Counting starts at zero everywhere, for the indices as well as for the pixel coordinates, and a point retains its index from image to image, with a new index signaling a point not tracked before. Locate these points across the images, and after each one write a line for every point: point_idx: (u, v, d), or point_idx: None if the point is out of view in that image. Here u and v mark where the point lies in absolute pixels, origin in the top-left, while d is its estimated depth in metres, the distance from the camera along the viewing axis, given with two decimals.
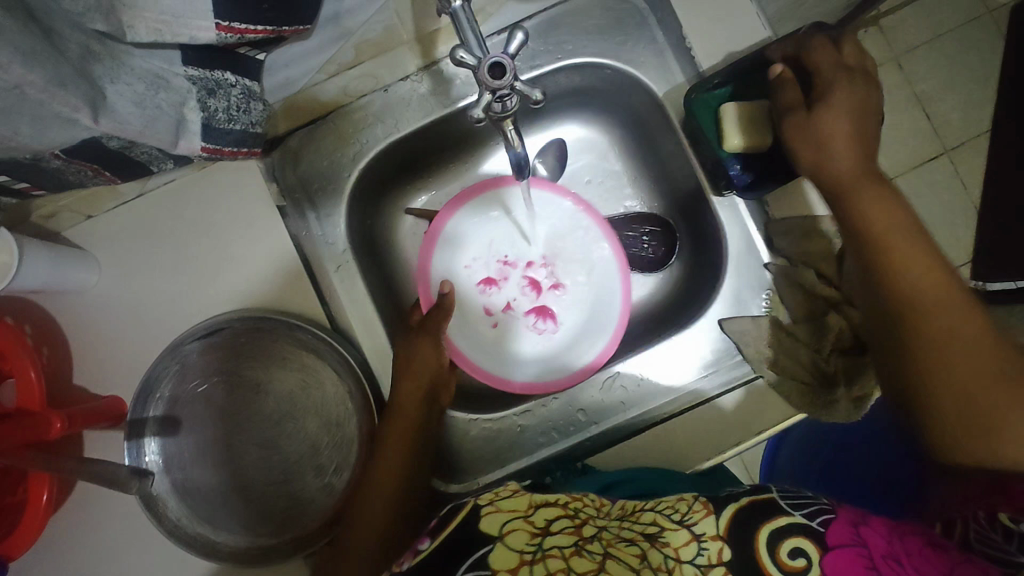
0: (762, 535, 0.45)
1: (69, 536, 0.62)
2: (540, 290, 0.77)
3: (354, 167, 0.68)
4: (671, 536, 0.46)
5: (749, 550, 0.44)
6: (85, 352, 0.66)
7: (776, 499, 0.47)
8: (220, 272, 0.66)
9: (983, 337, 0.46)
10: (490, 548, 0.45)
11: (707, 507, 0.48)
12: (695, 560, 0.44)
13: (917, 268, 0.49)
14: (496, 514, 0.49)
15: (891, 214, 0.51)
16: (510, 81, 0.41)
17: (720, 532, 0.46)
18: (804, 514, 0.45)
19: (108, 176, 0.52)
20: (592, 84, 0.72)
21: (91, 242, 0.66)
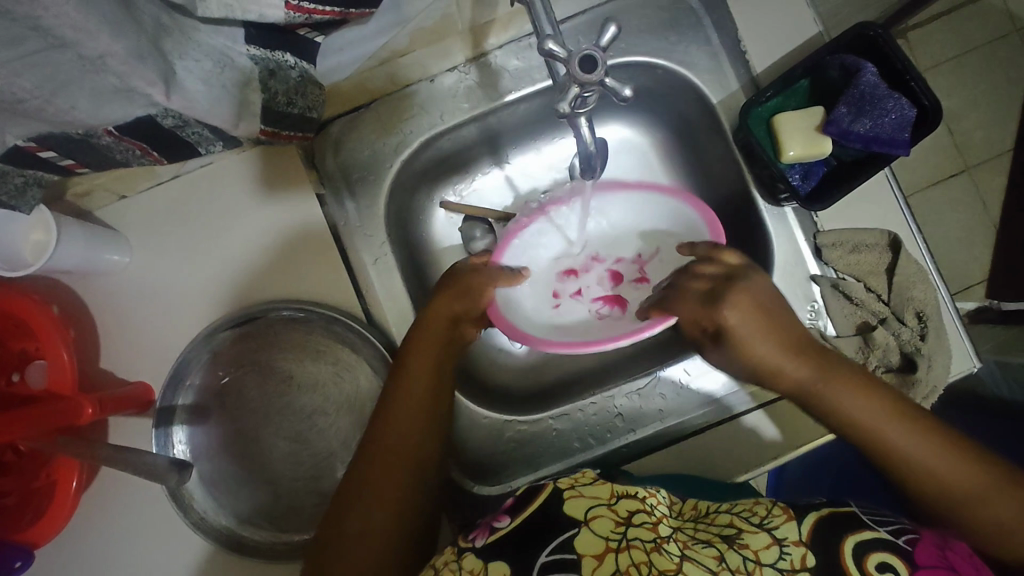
0: (848, 546, 0.46)
1: (91, 525, 0.61)
2: (620, 281, 0.71)
3: (397, 157, 0.67)
4: (750, 539, 0.47)
5: (835, 560, 0.45)
6: (112, 336, 0.64)
7: (857, 513, 0.48)
8: (256, 261, 0.64)
9: (946, 463, 0.49)
10: (575, 532, 0.47)
11: (787, 512, 0.49)
12: (776, 564, 0.46)
13: (857, 402, 0.51)
14: (580, 499, 0.49)
15: (874, 408, 0.51)
16: (600, 76, 0.39)
17: (802, 538, 0.47)
18: (890, 531, 0.47)
19: (155, 156, 0.50)
20: (641, 83, 0.70)
21: (123, 224, 0.64)
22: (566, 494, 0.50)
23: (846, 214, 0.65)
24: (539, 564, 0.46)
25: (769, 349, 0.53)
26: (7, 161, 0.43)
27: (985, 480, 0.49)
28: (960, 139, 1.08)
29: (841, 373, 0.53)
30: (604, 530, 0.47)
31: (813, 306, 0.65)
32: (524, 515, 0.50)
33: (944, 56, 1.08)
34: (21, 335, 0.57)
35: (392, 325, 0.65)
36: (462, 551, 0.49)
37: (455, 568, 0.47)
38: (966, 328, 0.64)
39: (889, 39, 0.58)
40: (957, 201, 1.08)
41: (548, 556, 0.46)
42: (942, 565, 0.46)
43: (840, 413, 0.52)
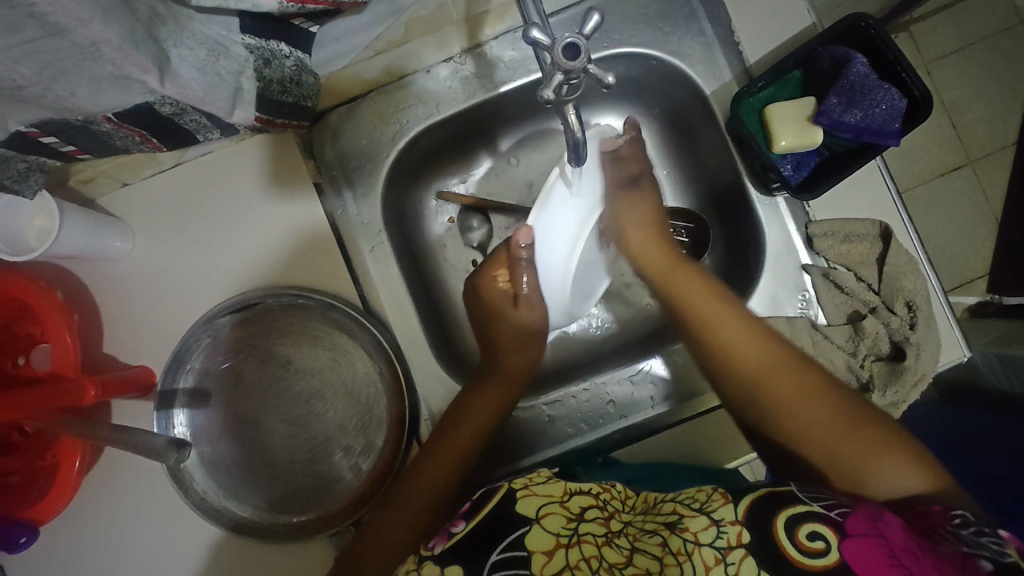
0: (781, 520, 0.44)
1: (95, 504, 0.62)
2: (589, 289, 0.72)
3: (393, 147, 0.68)
4: (691, 521, 0.47)
5: (768, 536, 0.44)
6: (115, 321, 0.65)
7: (794, 491, 0.47)
8: (255, 248, 0.66)
9: (804, 399, 0.52)
10: (526, 531, 0.49)
11: (725, 496, 0.48)
12: (715, 543, 0.45)
13: (729, 329, 0.57)
14: (532, 498, 0.51)
15: (742, 333, 0.57)
16: (584, 63, 0.40)
17: (739, 517, 0.46)
18: (821, 505, 0.45)
19: (154, 143, 0.51)
20: (635, 74, 0.70)
21: (125, 211, 0.65)
22: (520, 493, 0.52)
23: (838, 205, 0.66)
24: (489, 561, 0.47)
25: (689, 291, 0.61)
26: (10, 146, 0.44)
27: (837, 416, 0.51)
28: (963, 133, 1.07)
29: (726, 304, 0.59)
30: (555, 526, 0.49)
31: (804, 296, 0.66)
32: (481, 516, 0.51)
33: (947, 49, 1.07)
34: (27, 319, 0.59)
35: (388, 312, 0.66)
36: (422, 560, 0.49)
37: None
38: (956, 318, 0.65)
39: (881, 30, 0.58)
40: (959, 195, 1.08)
41: (499, 555, 0.47)
42: (871, 535, 0.42)
43: (716, 334, 0.58)
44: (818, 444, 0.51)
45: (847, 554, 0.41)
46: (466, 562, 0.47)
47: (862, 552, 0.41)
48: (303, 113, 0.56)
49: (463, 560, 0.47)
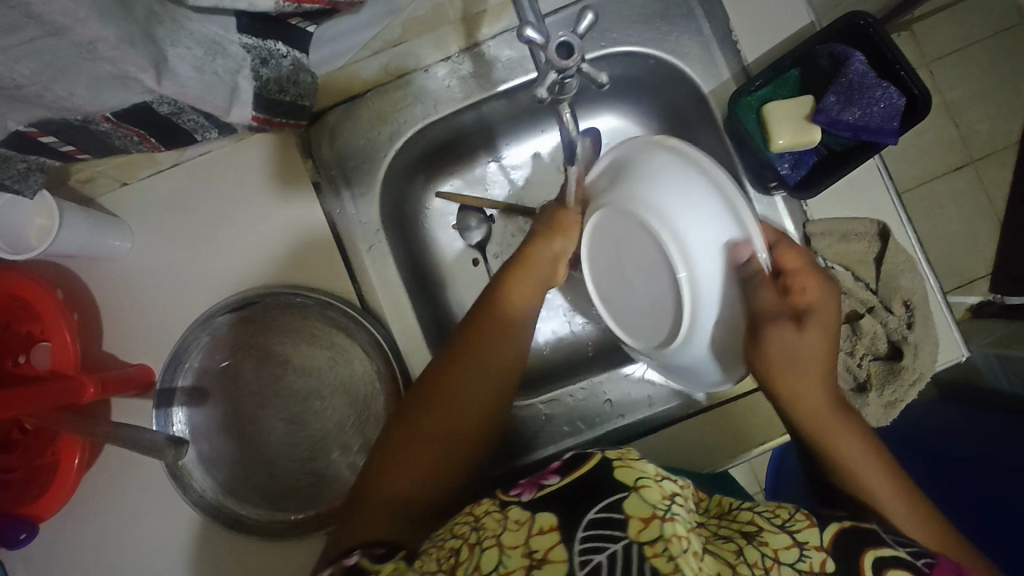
0: (869, 559, 0.43)
1: (95, 503, 0.63)
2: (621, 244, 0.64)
3: (392, 146, 0.68)
4: (771, 537, 0.45)
5: (853, 564, 0.43)
6: (114, 320, 0.66)
7: (879, 532, 0.47)
8: (254, 249, 0.66)
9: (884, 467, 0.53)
10: (624, 495, 0.41)
11: (810, 518, 0.47)
12: (795, 564, 0.43)
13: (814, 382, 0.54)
14: (627, 467, 0.43)
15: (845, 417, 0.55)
16: (577, 62, 0.40)
17: (823, 544, 0.44)
18: (908, 551, 0.45)
19: (153, 143, 0.51)
20: (634, 74, 0.70)
21: (124, 211, 0.66)
22: (617, 461, 0.44)
23: (837, 204, 0.66)
24: (585, 519, 0.40)
25: (817, 349, 0.54)
26: (9, 145, 0.45)
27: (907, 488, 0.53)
28: (964, 132, 1.07)
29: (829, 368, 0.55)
30: (653, 498, 0.41)
31: None
32: (573, 475, 0.44)
33: (948, 49, 1.07)
34: (27, 318, 0.59)
35: (385, 311, 0.67)
36: (506, 503, 0.44)
37: (497, 517, 0.43)
38: (955, 318, 0.65)
39: (880, 28, 0.58)
40: (960, 194, 1.07)
41: (596, 513, 0.40)
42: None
43: (822, 425, 0.54)
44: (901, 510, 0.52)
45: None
46: (563, 513, 0.41)
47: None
48: (302, 111, 0.56)
49: (559, 511, 0.41)
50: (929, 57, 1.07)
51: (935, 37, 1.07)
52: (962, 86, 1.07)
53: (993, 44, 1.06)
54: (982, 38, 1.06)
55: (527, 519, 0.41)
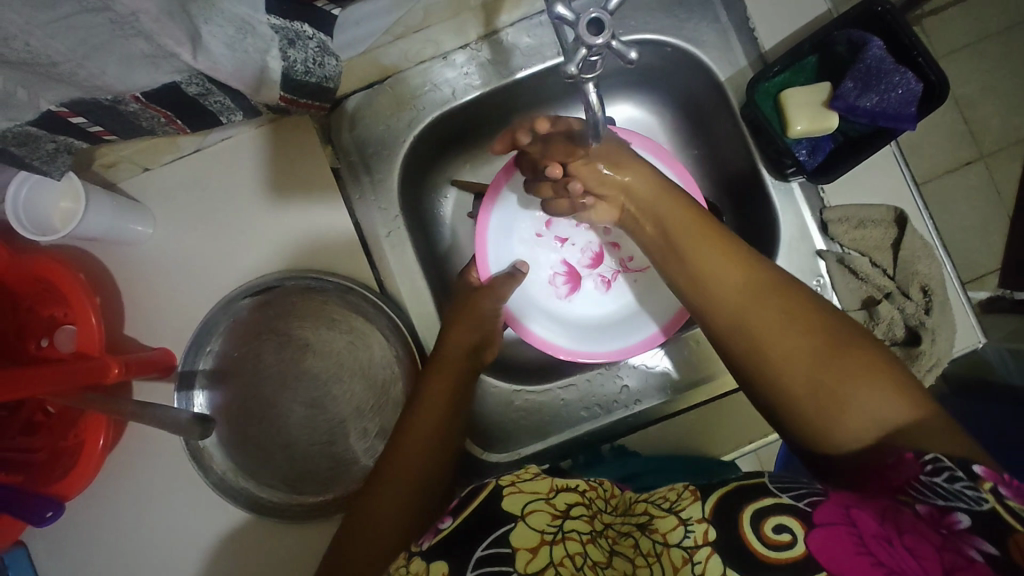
0: (747, 516, 0.42)
1: (115, 484, 0.63)
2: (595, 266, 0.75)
3: (410, 133, 0.69)
4: (660, 522, 0.45)
5: (735, 533, 0.42)
6: (136, 304, 0.66)
7: (765, 483, 0.44)
8: (272, 234, 0.66)
9: (814, 332, 0.47)
10: (512, 526, 0.46)
11: (694, 493, 0.45)
12: (682, 543, 0.43)
13: (717, 267, 0.52)
14: (518, 494, 0.48)
15: (737, 267, 0.51)
16: (607, 40, 0.40)
17: (705, 515, 0.43)
18: (791, 496, 0.42)
19: (179, 125, 0.52)
20: (650, 62, 0.71)
21: (146, 196, 0.66)
22: (507, 489, 0.49)
23: (852, 191, 0.66)
24: (474, 558, 0.44)
25: (716, 260, 0.52)
26: (40, 125, 0.46)
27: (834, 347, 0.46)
28: (976, 126, 1.07)
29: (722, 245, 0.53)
30: (540, 523, 0.46)
31: (819, 281, 0.66)
32: (466, 514, 0.48)
33: (962, 42, 1.07)
34: (51, 301, 0.60)
35: (404, 296, 0.67)
36: (410, 557, 0.47)
37: (403, 572, 0.45)
38: (972, 304, 0.65)
39: (897, 15, 0.58)
40: (971, 189, 1.07)
41: (484, 550, 0.44)
42: (842, 524, 0.40)
43: (714, 281, 0.52)
44: (808, 377, 0.46)
45: (815, 548, 0.39)
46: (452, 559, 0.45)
47: (828, 542, 0.39)
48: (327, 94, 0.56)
49: (451, 559, 0.45)
50: (941, 51, 1.07)
51: (948, 32, 1.07)
52: (975, 80, 1.07)
53: (1008, 38, 1.06)
54: (995, 33, 1.06)
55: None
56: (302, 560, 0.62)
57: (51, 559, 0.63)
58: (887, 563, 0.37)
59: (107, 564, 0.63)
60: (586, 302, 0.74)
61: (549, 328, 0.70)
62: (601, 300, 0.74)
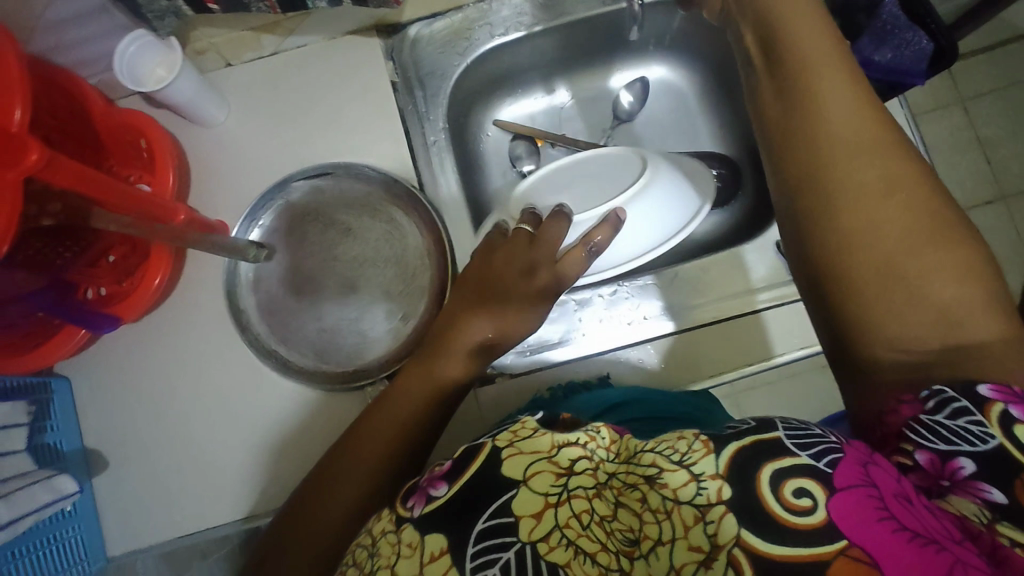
0: (767, 476, 0.38)
1: (159, 336, 0.69)
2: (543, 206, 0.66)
3: (463, 60, 0.77)
4: (668, 476, 0.40)
5: (751, 491, 0.38)
6: (200, 180, 0.73)
7: (782, 439, 0.39)
8: (329, 134, 0.74)
9: (891, 168, 0.45)
10: (512, 495, 0.41)
11: (707, 445, 0.40)
12: (694, 500, 0.38)
13: (833, 87, 0.47)
14: (518, 458, 0.42)
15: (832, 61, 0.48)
16: None
17: (720, 472, 0.39)
18: (812, 454, 0.38)
19: (272, 1, 0.60)
20: (686, 22, 0.80)
21: (225, 87, 0.74)
22: (505, 453, 0.43)
23: None
24: (477, 530, 0.40)
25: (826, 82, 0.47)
26: None
27: (895, 180, 0.44)
28: (998, 166, 1.12)
29: (829, 35, 0.50)
30: (543, 486, 0.41)
31: None
32: (462, 480, 0.42)
33: (989, 87, 1.13)
34: (135, 163, 0.68)
35: (440, 197, 0.74)
36: (400, 520, 0.42)
37: (392, 536, 0.42)
38: None
39: None
40: (989, 227, 1.10)
41: (487, 522, 0.40)
42: (864, 486, 0.37)
43: (824, 102, 0.47)
44: (888, 248, 0.43)
45: (835, 513, 0.36)
46: (454, 532, 0.40)
47: (851, 505, 0.36)
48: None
49: (450, 530, 0.41)
50: (970, 92, 1.14)
51: (975, 76, 1.14)
52: (1003, 121, 1.12)
53: None
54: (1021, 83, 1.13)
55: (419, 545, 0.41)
56: (312, 425, 0.67)
57: (91, 396, 0.68)
58: (910, 525, 0.35)
59: (140, 407, 0.68)
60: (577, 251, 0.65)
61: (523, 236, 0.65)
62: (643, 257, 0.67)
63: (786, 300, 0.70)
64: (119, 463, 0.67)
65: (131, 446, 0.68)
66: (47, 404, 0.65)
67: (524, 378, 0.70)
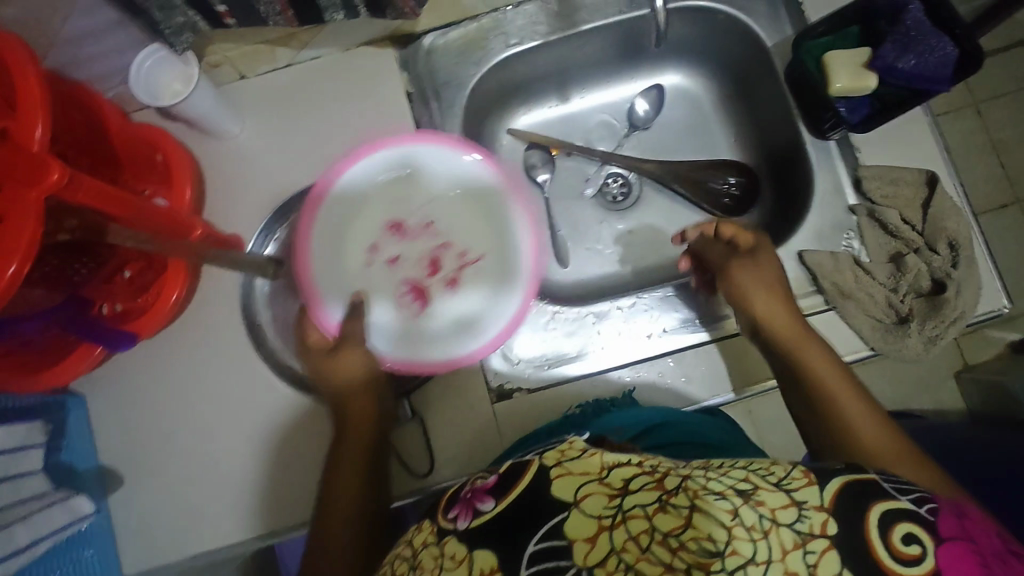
0: (874, 516, 0.38)
1: (175, 351, 0.68)
2: (437, 271, 0.73)
3: (477, 70, 0.76)
4: (767, 496, 0.38)
5: (858, 529, 0.37)
6: (215, 193, 0.73)
7: (879, 482, 0.41)
8: (343, 146, 0.73)
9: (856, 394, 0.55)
10: (564, 514, 0.40)
11: (808, 476, 0.40)
12: (794, 526, 0.37)
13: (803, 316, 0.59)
14: (568, 478, 0.41)
15: (830, 369, 0.57)
16: None
17: (825, 504, 0.38)
18: (909, 500, 0.40)
19: (288, 16, 0.60)
20: (703, 31, 0.79)
21: (239, 99, 0.74)
22: (554, 472, 0.42)
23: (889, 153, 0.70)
24: (527, 553, 0.39)
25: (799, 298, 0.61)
26: None
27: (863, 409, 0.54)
28: None
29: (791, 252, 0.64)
30: (595, 508, 0.40)
31: (851, 233, 0.70)
32: (511, 495, 0.42)
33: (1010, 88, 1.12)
34: (149, 177, 0.68)
35: None
36: (443, 534, 0.42)
37: (434, 553, 0.42)
38: (998, 268, 0.67)
39: None
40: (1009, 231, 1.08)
41: (537, 545, 0.39)
42: (962, 537, 0.38)
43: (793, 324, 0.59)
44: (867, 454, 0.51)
45: (943, 561, 0.36)
46: (499, 545, 0.40)
47: (956, 557, 0.37)
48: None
49: (496, 545, 0.40)
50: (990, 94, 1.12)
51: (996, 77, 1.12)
52: None
53: None
54: None
55: (465, 559, 0.40)
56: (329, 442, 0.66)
57: (106, 412, 0.68)
58: None
59: (156, 424, 0.68)
60: (428, 339, 0.70)
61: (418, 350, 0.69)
62: (453, 302, 0.72)
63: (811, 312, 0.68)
64: (135, 481, 0.67)
65: (147, 463, 0.67)
66: (62, 423, 0.65)
67: (543, 393, 0.69)
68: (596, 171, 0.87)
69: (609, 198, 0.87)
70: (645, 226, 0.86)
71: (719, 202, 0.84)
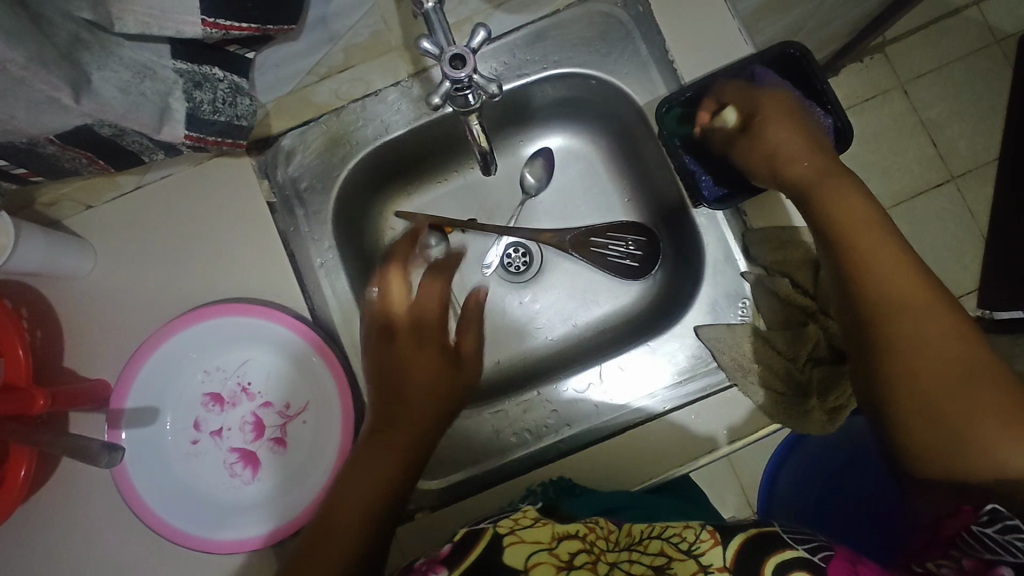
0: (770, 565, 0.44)
1: (56, 520, 0.64)
2: (260, 434, 0.67)
3: (345, 165, 0.72)
4: (679, 565, 0.45)
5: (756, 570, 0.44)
6: (75, 340, 0.67)
7: (779, 533, 0.47)
8: (209, 268, 0.69)
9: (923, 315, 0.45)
10: None
11: (714, 536, 0.47)
12: None
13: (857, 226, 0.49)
14: (519, 546, 0.46)
15: (895, 270, 0.47)
16: (466, 73, 0.52)
17: (727, 563, 0.45)
18: (805, 548, 0.45)
19: (102, 164, 0.55)
20: (579, 93, 0.75)
21: (89, 232, 0.68)
22: (508, 539, 0.47)
23: (774, 213, 0.69)
24: None
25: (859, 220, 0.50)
26: None
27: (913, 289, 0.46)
28: (944, 149, 1.06)
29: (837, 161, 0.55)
30: None
31: (744, 302, 0.69)
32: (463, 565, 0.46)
33: (925, 69, 1.08)
34: None
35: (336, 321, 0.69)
36: None
37: None
38: None
39: (807, 56, 0.64)
40: (943, 213, 1.05)
41: None
42: None
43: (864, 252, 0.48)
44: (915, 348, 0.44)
45: None
46: None
47: None
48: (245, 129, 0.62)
49: None
50: (909, 75, 1.08)
51: (911, 58, 1.08)
52: (950, 101, 1.07)
53: (970, 63, 1.08)
54: (959, 61, 1.08)
55: None
56: None
57: None
58: None
59: None
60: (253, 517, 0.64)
61: (242, 527, 0.63)
62: (284, 463, 0.66)
63: (713, 391, 0.67)
64: None
65: None
66: None
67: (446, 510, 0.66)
68: (493, 245, 0.83)
69: (511, 270, 0.83)
70: (549, 298, 0.83)
71: (622, 266, 0.80)
